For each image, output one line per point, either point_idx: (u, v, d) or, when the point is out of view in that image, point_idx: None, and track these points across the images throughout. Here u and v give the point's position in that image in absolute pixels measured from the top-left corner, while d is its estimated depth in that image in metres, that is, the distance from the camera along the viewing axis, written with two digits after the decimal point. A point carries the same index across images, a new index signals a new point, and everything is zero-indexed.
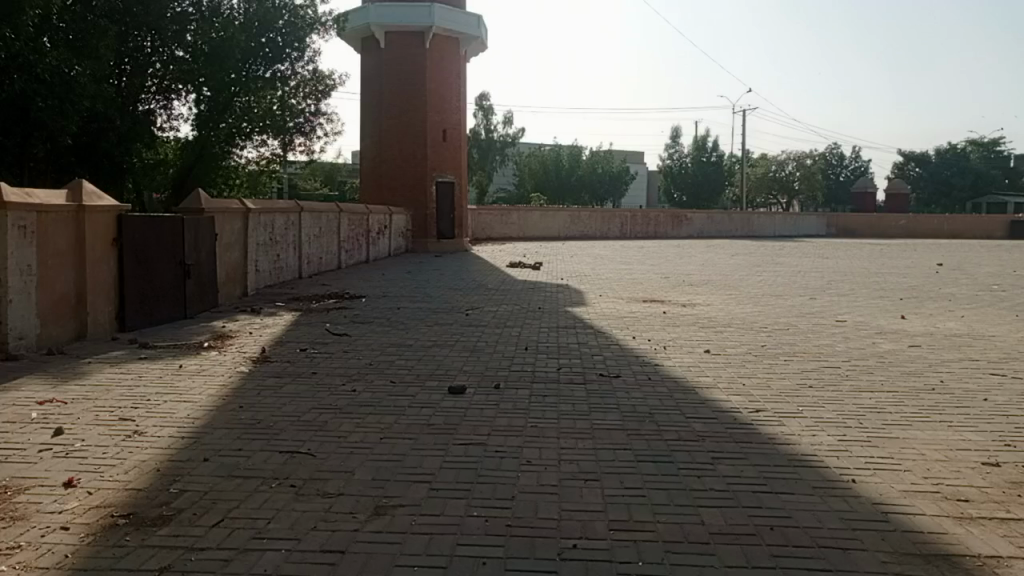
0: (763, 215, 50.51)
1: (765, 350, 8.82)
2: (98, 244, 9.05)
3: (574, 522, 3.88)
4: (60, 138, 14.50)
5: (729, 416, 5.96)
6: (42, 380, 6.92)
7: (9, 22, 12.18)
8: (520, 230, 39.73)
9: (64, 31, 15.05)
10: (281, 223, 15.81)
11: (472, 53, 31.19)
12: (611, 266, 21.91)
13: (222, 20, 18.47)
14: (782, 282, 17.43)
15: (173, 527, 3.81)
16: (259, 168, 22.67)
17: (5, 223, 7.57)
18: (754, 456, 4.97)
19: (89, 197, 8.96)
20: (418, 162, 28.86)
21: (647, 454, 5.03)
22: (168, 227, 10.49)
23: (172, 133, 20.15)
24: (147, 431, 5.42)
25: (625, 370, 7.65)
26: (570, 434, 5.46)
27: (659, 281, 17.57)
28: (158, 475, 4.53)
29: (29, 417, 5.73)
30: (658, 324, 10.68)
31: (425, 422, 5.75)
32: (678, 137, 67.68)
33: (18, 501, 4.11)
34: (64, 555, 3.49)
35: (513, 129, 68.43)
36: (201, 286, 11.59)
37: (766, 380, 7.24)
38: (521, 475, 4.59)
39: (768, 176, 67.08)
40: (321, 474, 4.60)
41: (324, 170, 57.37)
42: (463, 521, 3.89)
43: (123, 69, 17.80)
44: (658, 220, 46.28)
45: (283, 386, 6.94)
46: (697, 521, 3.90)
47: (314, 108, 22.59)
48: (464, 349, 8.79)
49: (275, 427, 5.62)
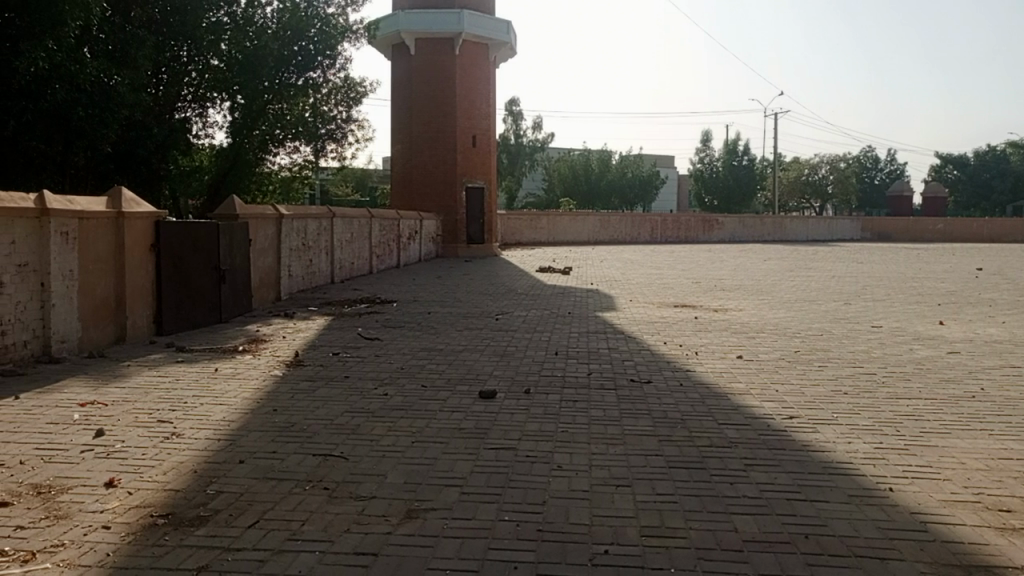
0: (795, 219, 49.64)
1: (799, 357, 8.68)
2: (137, 251, 9.24)
3: (605, 528, 3.88)
4: (100, 146, 14.68)
5: (762, 423, 5.89)
6: (83, 382, 7.10)
7: (52, 34, 12.61)
8: (549, 234, 39.84)
9: (103, 42, 15.25)
10: (314, 228, 15.99)
11: (502, 58, 31.31)
12: (643, 271, 21.90)
13: (256, 29, 19.05)
14: (816, 287, 17.25)
15: (209, 528, 3.88)
16: (291, 174, 23.06)
17: (47, 230, 7.79)
18: (788, 463, 4.92)
19: (128, 203, 9.18)
20: (449, 169, 28.97)
21: (680, 460, 5.00)
22: (204, 232, 10.70)
23: (207, 141, 20.54)
24: (184, 433, 5.54)
25: (656, 376, 7.59)
26: (601, 440, 5.45)
27: (691, 285, 17.50)
28: (195, 476, 4.63)
29: (72, 418, 5.87)
30: (690, 330, 10.62)
31: (455, 426, 5.81)
32: (709, 142, 67.42)
33: (61, 500, 4.21)
34: (106, 553, 3.57)
35: (542, 134, 68.87)
36: (235, 290, 11.78)
37: (798, 387, 7.14)
38: (551, 480, 4.59)
39: (800, 180, 66.30)
40: (354, 477, 4.65)
41: (355, 177, 58.57)
42: (494, 525, 3.90)
43: (160, 79, 18.14)
44: (689, 226, 45.88)
45: (316, 389, 7.03)
46: (729, 528, 3.87)
47: (346, 115, 22.96)
48: (494, 354, 8.81)
49: (309, 430, 5.70)
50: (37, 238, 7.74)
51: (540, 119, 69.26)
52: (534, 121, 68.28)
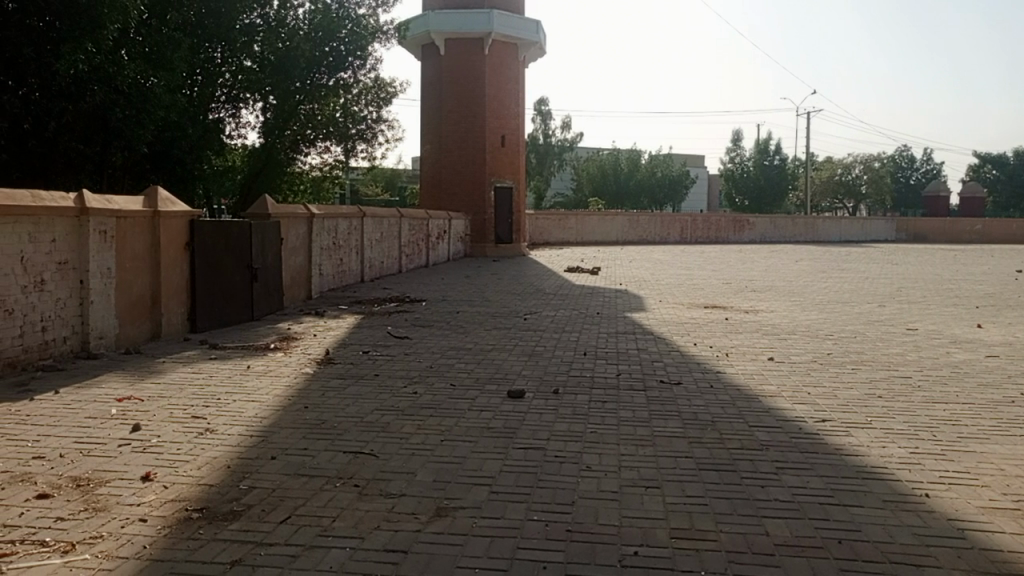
0: (828, 219, 48.89)
1: (832, 359, 8.56)
2: (172, 250, 9.40)
3: (634, 530, 3.87)
4: (136, 146, 14.88)
5: (794, 426, 5.82)
6: (120, 377, 7.25)
7: (92, 36, 12.83)
8: (577, 234, 39.77)
9: (140, 43, 15.49)
10: (344, 228, 16.14)
11: (532, 58, 31.29)
12: (672, 271, 21.76)
13: (288, 30, 19.21)
14: (849, 289, 16.98)
15: (242, 523, 3.93)
16: (322, 174, 23.27)
17: (86, 228, 7.96)
18: (821, 467, 4.86)
19: (163, 202, 9.34)
20: (477, 169, 29.04)
21: (710, 462, 4.96)
22: (237, 232, 10.85)
23: (240, 141, 20.80)
24: (218, 428, 5.63)
25: (686, 378, 7.53)
26: (630, 441, 5.43)
27: (721, 286, 17.33)
28: (229, 472, 4.70)
29: (109, 413, 5.99)
30: (720, 331, 10.53)
31: (484, 425, 5.83)
32: (739, 142, 66.72)
33: (100, 493, 4.31)
34: (143, 546, 3.64)
35: (571, 133, 68.69)
36: (267, 289, 11.93)
37: (831, 390, 7.03)
38: (580, 481, 4.58)
39: (833, 180, 65.33)
40: (384, 475, 4.69)
41: (384, 176, 58.99)
42: (523, 525, 3.91)
43: (196, 80, 18.35)
44: (719, 226, 45.41)
45: (346, 387, 7.10)
46: (760, 532, 3.84)
47: (376, 115, 23.15)
48: (523, 354, 8.81)
49: (340, 427, 5.75)
50: (76, 236, 7.91)
51: (569, 119, 69.09)
52: (563, 120, 68.19)
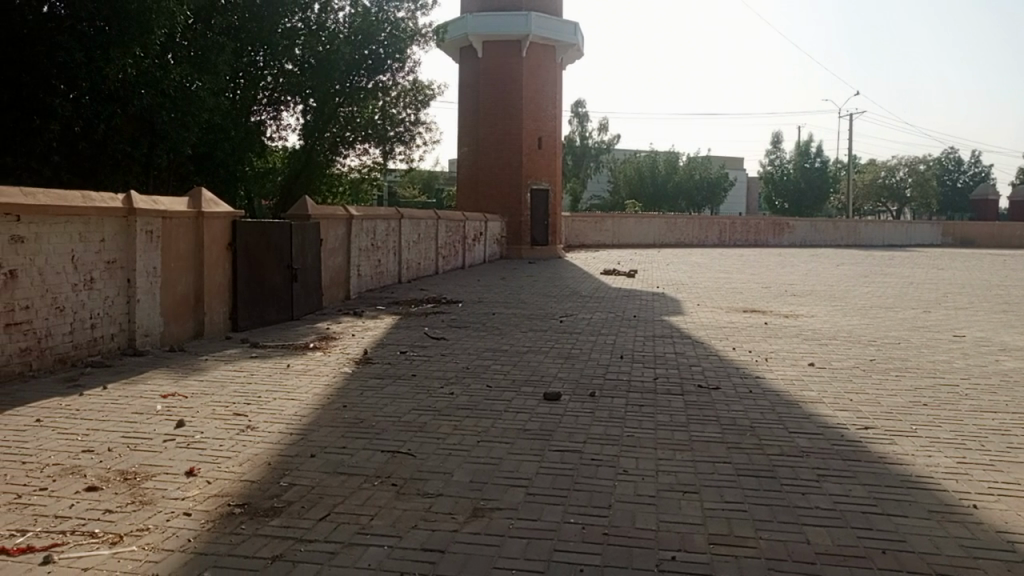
0: (871, 223, 47.88)
1: (875, 365, 8.39)
2: (215, 250, 9.59)
3: (672, 534, 3.84)
4: (182, 149, 15.21)
5: (836, 433, 5.72)
6: (165, 374, 7.42)
7: (139, 41, 13.14)
8: (614, 237, 40.09)
9: (186, 48, 15.95)
10: (382, 229, 16.30)
11: (570, 60, 31.26)
12: (710, 275, 21.55)
13: (328, 34, 19.53)
14: (893, 294, 16.62)
15: (283, 518, 4.00)
16: (361, 176, 23.53)
17: (133, 228, 8.16)
18: (863, 475, 4.76)
19: (207, 203, 9.53)
20: (514, 171, 29.09)
21: (749, 468, 4.90)
22: (277, 232, 11.03)
23: (281, 143, 21.17)
24: (258, 426, 5.73)
25: (724, 382, 7.44)
26: (667, 445, 5.39)
27: (760, 290, 17.11)
28: (270, 468, 4.78)
29: (155, 409, 6.14)
30: (759, 336, 10.39)
31: (520, 427, 5.83)
32: (779, 144, 65.82)
33: (146, 486, 4.42)
34: (187, 539, 3.72)
35: (608, 135, 68.41)
36: (307, 289, 12.10)
37: (874, 397, 6.89)
38: (617, 484, 4.57)
39: (876, 183, 64.08)
40: (421, 475, 4.72)
41: (422, 178, 59.47)
42: (559, 527, 3.91)
43: (238, 84, 18.74)
44: (759, 229, 44.82)
45: (384, 387, 7.18)
46: (801, 540, 3.78)
47: (414, 117, 23.35)
48: (559, 356, 8.80)
49: (378, 426, 5.81)
50: (124, 236, 8.12)
51: (606, 121, 68.84)
52: (600, 122, 67.93)
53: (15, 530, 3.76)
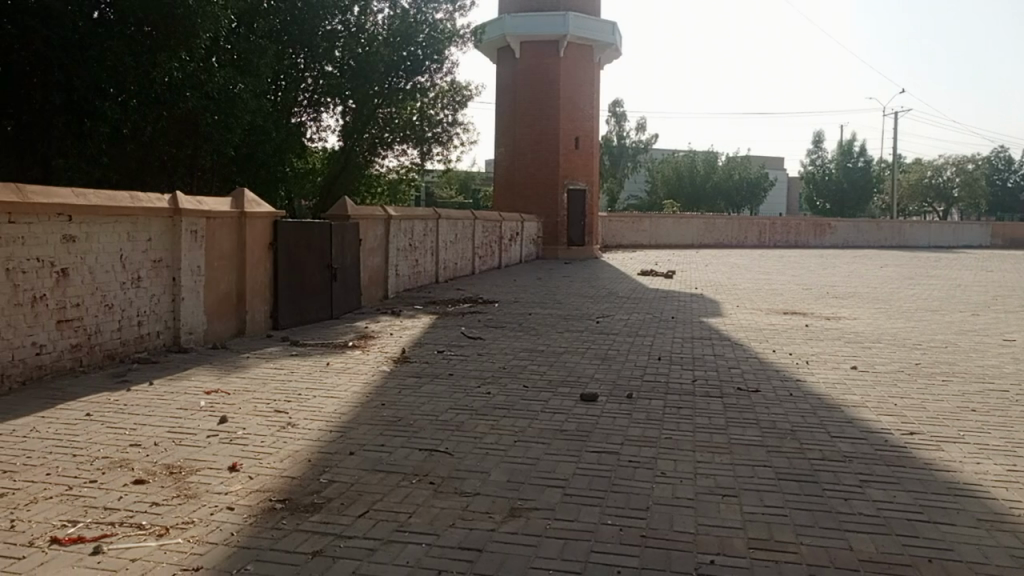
0: (916, 223, 46.74)
1: (920, 370, 8.20)
2: (257, 249, 9.77)
3: (711, 538, 3.80)
4: (224, 150, 15.52)
5: (880, 438, 5.60)
6: (208, 371, 7.58)
7: (185, 45, 13.61)
8: (651, 237, 40.02)
9: (229, 52, 16.20)
10: (420, 229, 16.42)
11: (608, 59, 31.11)
12: (749, 276, 21.29)
13: (367, 36, 19.83)
14: (940, 296, 16.21)
15: (323, 515, 4.06)
16: (399, 177, 23.69)
17: (178, 228, 8.33)
18: (909, 482, 4.66)
19: (250, 203, 9.70)
20: (551, 171, 29.06)
21: (789, 472, 4.83)
22: (318, 232, 11.18)
23: (321, 144, 21.46)
24: (299, 423, 5.82)
25: (764, 385, 7.34)
26: (706, 448, 5.33)
27: (801, 292, 16.84)
28: (310, 465, 4.85)
29: (199, 405, 6.27)
30: (800, 338, 10.23)
31: (557, 427, 5.83)
32: (821, 143, 64.68)
33: (190, 480, 4.52)
34: (230, 533, 3.80)
35: (646, 135, 67.92)
36: (346, 288, 12.25)
37: (919, 402, 6.73)
38: (656, 486, 4.54)
39: (922, 183, 62.58)
40: (459, 473, 4.75)
41: (459, 179, 59.74)
42: (596, 528, 3.90)
43: (280, 87, 18.96)
44: (800, 229, 44.10)
45: (422, 385, 7.24)
46: (843, 546, 3.71)
47: (452, 118, 23.41)
48: (596, 357, 8.77)
49: (416, 425, 5.85)
50: (170, 235, 8.30)
51: (644, 121, 68.36)
52: (638, 121, 67.45)
53: (67, 521, 3.88)
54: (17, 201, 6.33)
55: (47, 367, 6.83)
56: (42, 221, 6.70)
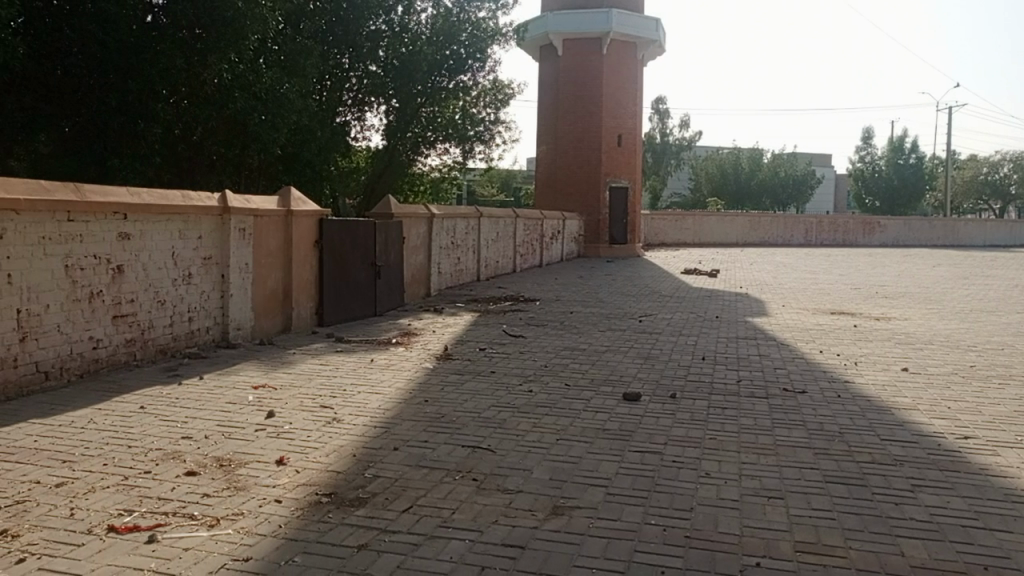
0: (971, 222, 45.29)
1: (975, 372, 7.96)
2: (303, 247, 9.93)
3: (757, 540, 3.75)
4: (271, 150, 15.74)
5: (932, 441, 5.46)
6: (256, 366, 7.74)
7: (234, 47, 13.84)
8: (694, 236, 39.33)
9: (277, 53, 16.47)
10: (462, 228, 16.50)
11: (651, 56, 30.85)
12: (796, 275, 20.88)
13: (411, 35, 19.87)
14: (996, 297, 15.69)
15: (368, 509, 4.12)
16: (441, 175, 23.85)
17: (227, 226, 8.52)
18: (963, 487, 4.53)
19: (296, 202, 9.87)
20: (593, 168, 28.91)
21: (838, 475, 4.74)
22: (362, 230, 11.32)
23: (365, 143, 21.69)
24: (344, 418, 5.91)
25: (811, 386, 7.21)
26: (751, 449, 5.26)
27: (850, 292, 16.45)
28: (354, 459, 4.93)
29: (247, 399, 6.41)
30: (849, 339, 10.00)
31: (600, 426, 5.81)
32: (871, 139, 63.11)
33: (240, 473, 4.62)
34: (278, 525, 3.87)
35: (690, 131, 67.06)
36: (389, 286, 12.38)
37: (974, 406, 6.53)
38: (700, 487, 4.49)
39: (978, 180, 60.61)
40: (501, 470, 4.77)
41: (501, 177, 59.75)
42: (640, 528, 3.88)
43: (325, 86, 19.33)
44: (847, 227, 43.13)
45: (464, 382, 7.28)
46: (894, 551, 3.63)
47: (494, 116, 23.49)
48: (638, 356, 8.71)
49: (458, 422, 5.89)
50: (219, 233, 8.49)
51: (687, 118, 67.52)
52: (682, 118, 66.65)
53: (123, 509, 4.00)
54: (75, 200, 6.54)
55: (103, 361, 7.04)
56: (99, 219, 6.91)
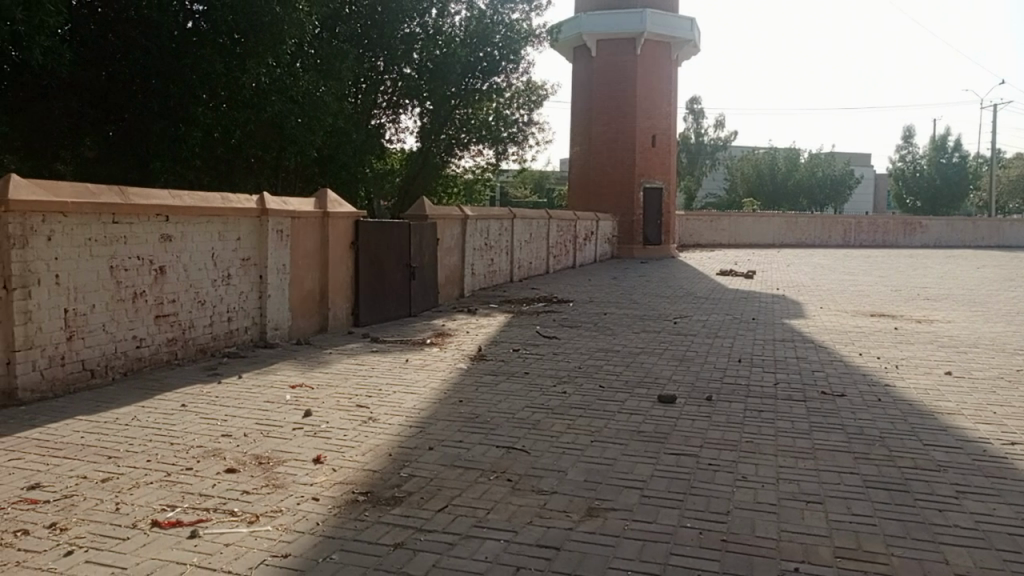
0: (1017, 223, 44.13)
1: (1021, 376, 7.75)
2: (338, 248, 10.05)
3: (794, 545, 3.70)
4: (308, 152, 15.96)
5: (977, 447, 5.33)
6: (293, 366, 7.85)
7: (272, 51, 14.07)
8: (731, 237, 39.13)
9: (313, 57, 16.70)
10: (496, 229, 16.54)
11: (686, 56, 30.58)
12: (834, 277, 20.54)
13: (445, 36, 19.93)
14: None
15: (404, 508, 4.15)
16: (475, 177, 23.96)
17: (265, 228, 8.66)
18: (1010, 494, 4.41)
19: (332, 204, 9.99)
20: (627, 169, 28.76)
21: (879, 480, 4.65)
22: (396, 232, 11.40)
23: (400, 145, 21.86)
24: (380, 417, 5.97)
25: (850, 390, 7.08)
26: (789, 453, 5.19)
27: (890, 293, 16.14)
28: (390, 459, 4.97)
29: (285, 398, 6.50)
30: (890, 341, 9.81)
31: (634, 428, 5.78)
32: (912, 137, 61.82)
33: (278, 470, 4.69)
34: (315, 522, 3.92)
35: (725, 131, 66.37)
36: (423, 286, 12.46)
37: (1021, 411, 6.35)
38: (736, 490, 4.45)
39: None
40: (536, 472, 4.77)
41: (534, 178, 59.73)
42: (676, 531, 3.85)
43: (360, 88, 19.56)
44: (887, 227, 42.34)
45: (498, 383, 7.30)
46: (937, 559, 3.56)
47: (528, 117, 23.56)
48: (673, 358, 8.65)
49: (492, 422, 5.91)
50: (257, 234, 8.63)
51: (723, 117, 66.82)
52: (717, 118, 65.98)
53: (166, 505, 4.09)
54: (119, 202, 6.70)
55: (146, 360, 7.20)
56: (142, 221, 7.06)
